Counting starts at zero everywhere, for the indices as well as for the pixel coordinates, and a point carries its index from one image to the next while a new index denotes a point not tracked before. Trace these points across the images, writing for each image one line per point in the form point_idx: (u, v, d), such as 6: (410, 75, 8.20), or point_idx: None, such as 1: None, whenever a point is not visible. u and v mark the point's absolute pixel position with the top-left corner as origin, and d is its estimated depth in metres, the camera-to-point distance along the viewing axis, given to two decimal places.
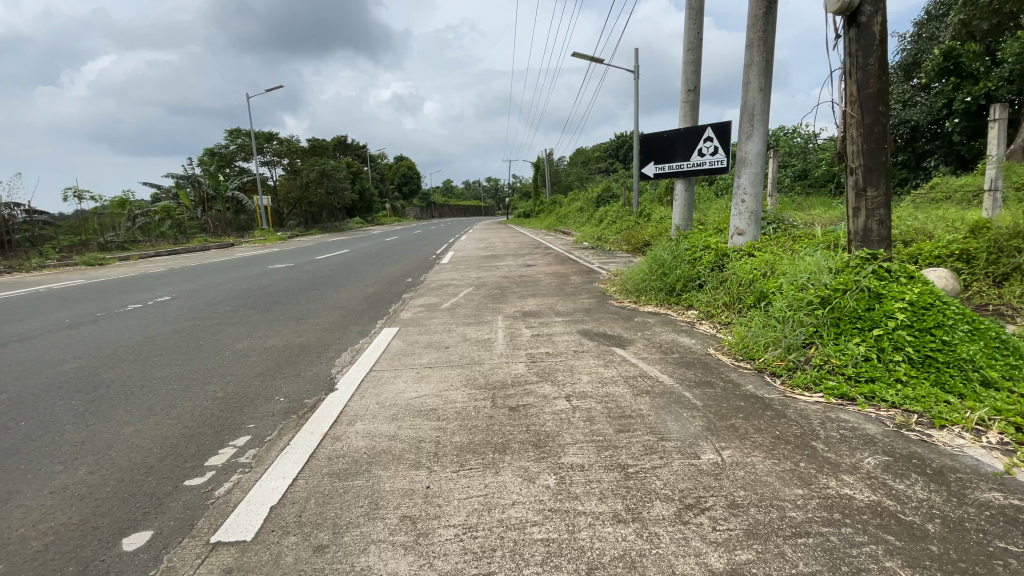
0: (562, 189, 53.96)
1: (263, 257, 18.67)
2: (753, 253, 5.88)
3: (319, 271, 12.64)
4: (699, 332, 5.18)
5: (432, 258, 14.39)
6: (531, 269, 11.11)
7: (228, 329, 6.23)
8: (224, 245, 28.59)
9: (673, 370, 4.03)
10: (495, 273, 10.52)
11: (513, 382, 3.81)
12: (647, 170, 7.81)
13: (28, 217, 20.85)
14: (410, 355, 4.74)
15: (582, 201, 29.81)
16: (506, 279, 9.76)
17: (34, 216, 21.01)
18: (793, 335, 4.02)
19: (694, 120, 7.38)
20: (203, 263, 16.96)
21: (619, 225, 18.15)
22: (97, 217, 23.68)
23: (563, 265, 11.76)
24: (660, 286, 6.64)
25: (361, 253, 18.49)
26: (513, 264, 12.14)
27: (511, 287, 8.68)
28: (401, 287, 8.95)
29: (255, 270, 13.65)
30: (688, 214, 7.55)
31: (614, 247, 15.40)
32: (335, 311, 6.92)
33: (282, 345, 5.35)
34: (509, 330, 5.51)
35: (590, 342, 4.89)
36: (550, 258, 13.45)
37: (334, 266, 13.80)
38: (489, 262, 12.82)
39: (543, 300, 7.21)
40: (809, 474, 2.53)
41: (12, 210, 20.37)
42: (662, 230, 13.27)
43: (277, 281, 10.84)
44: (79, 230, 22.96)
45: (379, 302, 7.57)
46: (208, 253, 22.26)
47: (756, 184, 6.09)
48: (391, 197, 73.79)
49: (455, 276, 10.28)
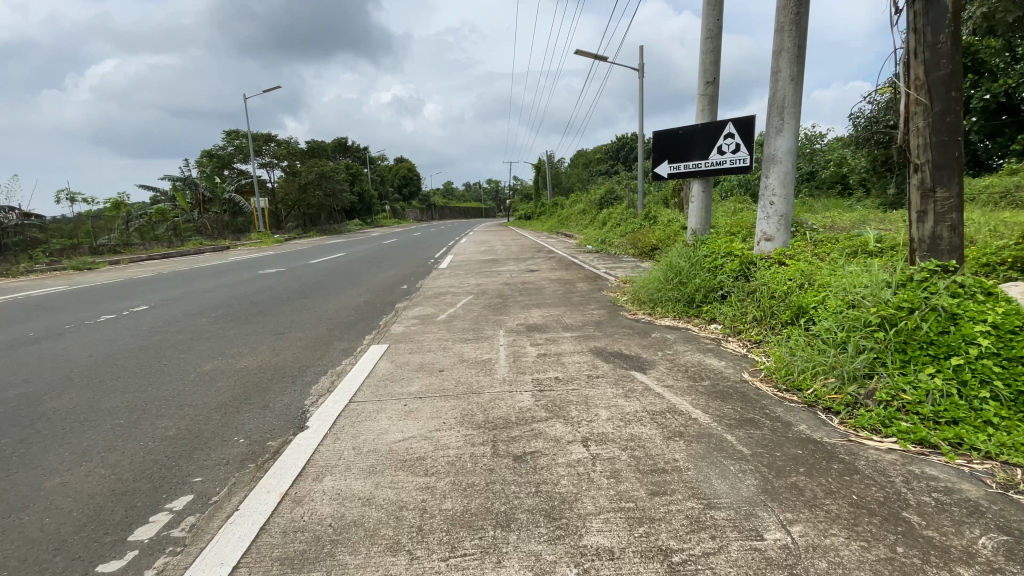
0: (563, 191, 53.53)
1: (257, 261, 18.07)
2: (784, 262, 5.28)
3: (311, 277, 12.02)
4: (727, 352, 4.56)
5: (430, 262, 13.79)
6: (534, 274, 10.49)
7: (201, 346, 5.64)
8: (220, 248, 28.03)
9: (707, 404, 3.40)
10: (496, 279, 9.89)
11: (518, 420, 3.18)
12: (660, 170, 7.16)
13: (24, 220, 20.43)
14: (398, 380, 4.11)
15: (584, 203, 29.18)
16: (508, 286, 9.12)
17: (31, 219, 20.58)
18: (850, 362, 3.41)
19: (713, 115, 6.77)
20: (194, 267, 16.39)
21: (624, 228, 17.53)
22: (90, 220, 23.09)
23: (568, 270, 11.14)
24: (678, 296, 6.02)
25: (358, 258, 17.89)
26: (514, 269, 11.51)
27: (514, 295, 8.07)
28: (395, 296, 8.34)
29: (245, 276, 13.04)
30: (706, 217, 6.98)
31: (620, 250, 14.77)
32: (320, 325, 6.32)
33: (255, 366, 4.74)
34: (511, 349, 4.89)
35: (605, 364, 4.27)
36: (554, 263, 12.82)
37: (328, 272, 13.18)
38: (490, 267, 12.20)
39: (549, 312, 6.59)
40: (913, 566, 1.91)
41: (5, 214, 19.89)
42: (671, 234, 12.66)
43: (264, 288, 10.22)
44: (73, 233, 22.42)
45: (370, 313, 6.96)
46: (202, 256, 21.69)
47: (787, 184, 5.48)
48: (391, 199, 73.22)
49: (454, 283, 9.66)
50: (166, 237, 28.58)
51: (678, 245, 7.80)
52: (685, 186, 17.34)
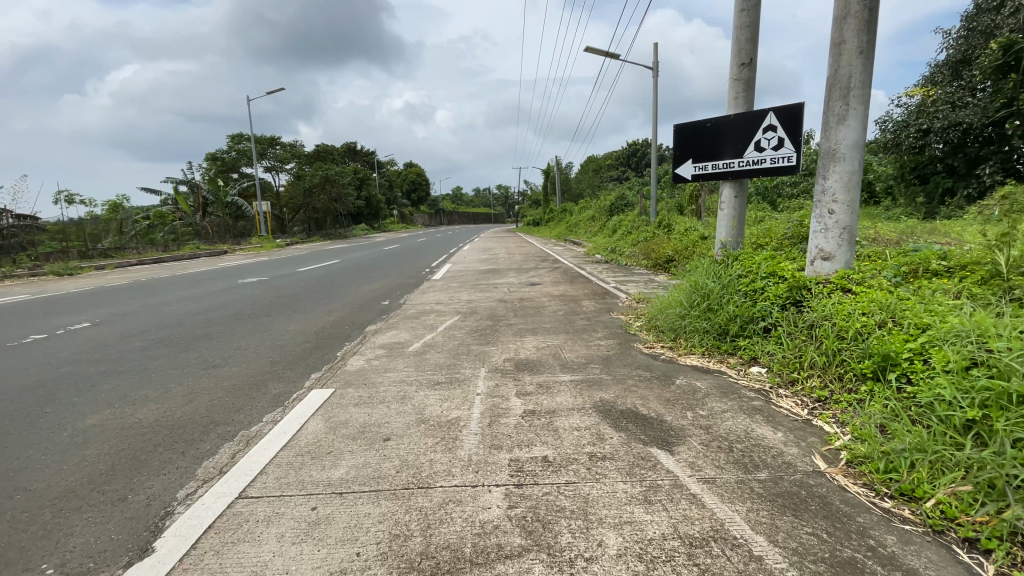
0: (573, 198, 52.42)
1: (246, 268, 17.09)
2: (850, 290, 4.06)
3: (290, 288, 10.93)
4: (781, 416, 3.36)
5: (423, 273, 12.67)
6: (535, 289, 9.29)
7: (108, 382, 4.52)
8: (217, 252, 27.24)
9: (771, 523, 2.20)
10: (491, 294, 8.72)
11: (474, 556, 2.00)
12: (682, 171, 6.04)
13: (19, 222, 19.99)
14: (324, 455, 2.94)
15: (594, 209, 27.98)
16: (502, 303, 7.93)
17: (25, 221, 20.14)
18: (997, 463, 2.26)
19: (748, 105, 5.58)
20: (177, 274, 15.41)
21: (636, 236, 16.28)
22: (82, 221, 22.34)
23: (572, 284, 9.92)
24: (705, 326, 4.84)
25: (351, 265, 16.85)
26: (513, 282, 10.32)
27: (509, 315, 6.88)
28: (370, 314, 7.22)
29: (222, 285, 12.01)
30: (739, 228, 5.73)
31: (631, 261, 13.52)
32: (267, 356, 5.20)
33: (152, 420, 3.59)
34: (490, 401, 3.69)
35: (616, 432, 3.07)
36: (558, 274, 11.61)
37: (310, 282, 12.08)
38: (488, 279, 11.02)
39: (547, 341, 5.38)
40: None
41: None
42: (689, 245, 11.44)
43: (231, 301, 9.14)
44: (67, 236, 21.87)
45: (331, 339, 5.80)
46: (194, 262, 20.79)
47: (851, 187, 4.23)
48: (399, 203, 72.41)
49: (443, 298, 8.50)
50: (164, 240, 27.85)
51: (702, 260, 6.57)
52: (704, 193, 16.10)
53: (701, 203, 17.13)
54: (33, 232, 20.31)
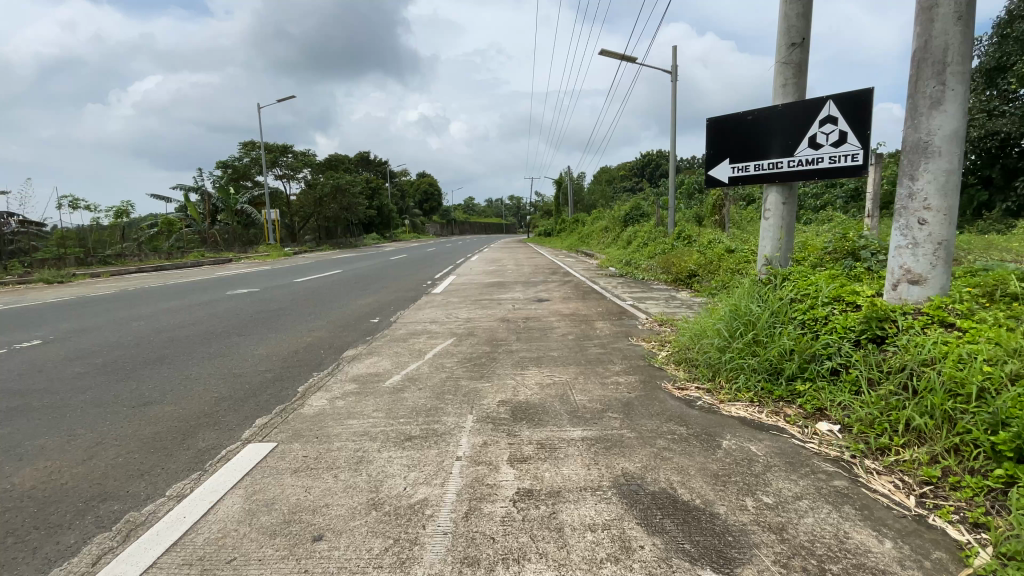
0: (586, 208, 51.48)
1: (243, 278, 16.34)
2: (954, 325, 3.09)
3: (278, 300, 10.14)
4: (879, 507, 2.38)
5: (424, 285, 11.80)
6: (543, 305, 8.34)
7: (10, 424, 3.71)
8: (221, 260, 26.75)
9: None
10: (493, 311, 7.78)
11: None
12: (717, 174, 5.12)
13: (23, 228, 19.97)
14: (221, 567, 2.03)
15: (607, 220, 26.99)
16: (504, 321, 6.98)
17: (30, 227, 20.15)
18: None
19: (799, 93, 4.64)
20: (168, 283, 14.68)
21: (653, 248, 15.30)
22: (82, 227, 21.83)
23: (585, 300, 8.95)
24: (752, 364, 3.90)
25: (353, 275, 16.09)
26: (519, 297, 9.38)
27: (511, 338, 5.93)
28: (352, 334, 6.35)
29: (211, 295, 11.31)
30: (788, 240, 4.75)
31: (649, 275, 12.50)
32: (213, 389, 4.34)
33: (28, 490, 2.78)
34: (472, 468, 2.74)
35: (648, 538, 2.11)
36: (569, 289, 10.64)
37: (304, 293, 11.29)
38: (492, 293, 10.09)
39: (555, 374, 4.43)
40: None
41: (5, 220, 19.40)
42: (713, 259, 10.44)
43: (210, 315, 8.37)
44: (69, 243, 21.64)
45: (298, 368, 4.90)
46: (193, 270, 20.13)
47: (949, 190, 3.24)
48: (411, 213, 72.15)
49: (439, 315, 7.59)
50: (168, 247, 27.33)
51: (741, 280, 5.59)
52: (730, 203, 15.06)
53: (724, 213, 16.08)
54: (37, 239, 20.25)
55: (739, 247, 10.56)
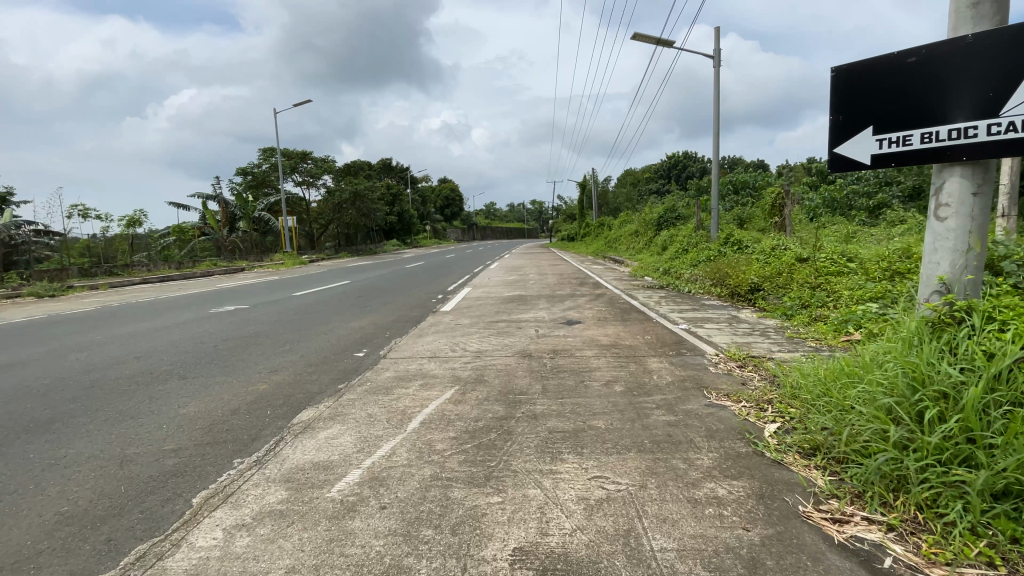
0: (611, 212, 49.53)
1: (244, 290, 15.11)
2: None
3: (262, 320, 8.69)
4: None
5: (434, 300, 10.19)
6: (574, 330, 6.61)
7: None
8: (232, 268, 25.86)
9: None
10: (512, 340, 6.10)
11: None
12: (850, 152, 3.37)
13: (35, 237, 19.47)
14: None
15: (637, 224, 25.01)
16: (525, 358, 5.26)
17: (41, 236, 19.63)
18: None
19: (1000, 15, 2.88)
20: (161, 297, 13.53)
21: (696, 256, 13.49)
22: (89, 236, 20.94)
23: (626, 323, 7.17)
24: (975, 483, 2.13)
25: (360, 286, 14.67)
26: (543, 318, 7.65)
27: (535, 388, 4.24)
28: (323, 379, 4.73)
29: (193, 314, 9.95)
30: (983, 254, 2.96)
31: (696, 287, 10.66)
32: (67, 501, 2.80)
33: None
34: None
35: None
36: (603, 307, 8.87)
37: (296, 310, 9.83)
38: (511, 312, 8.40)
39: (607, 474, 2.72)
40: None
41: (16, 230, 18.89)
42: (780, 270, 8.60)
43: (170, 341, 6.96)
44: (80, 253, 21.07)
45: (221, 446, 3.35)
46: (199, 281, 19.04)
47: None
48: (432, 220, 71.39)
49: (442, 345, 5.94)
50: (181, 256, 26.47)
51: (890, 322, 3.78)
52: (788, 202, 13.10)
53: (781, 214, 14.03)
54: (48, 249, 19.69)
55: (811, 255, 8.68)
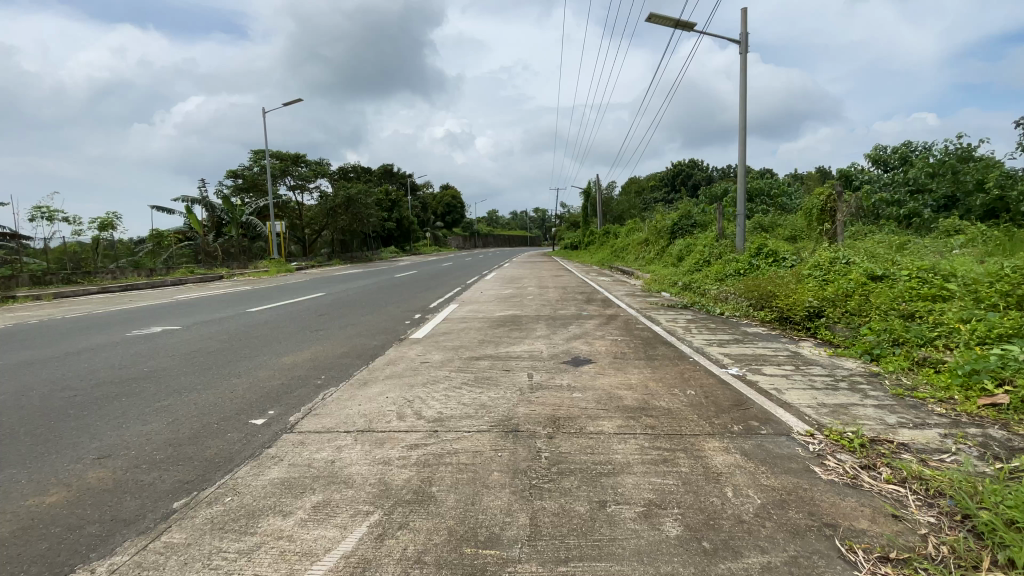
0: (615, 219, 47.65)
1: (204, 302, 13.29)
2: None
3: (181, 347, 6.77)
4: None
5: (407, 321, 8.23)
6: (583, 378, 4.63)
7: None
8: (211, 276, 24.17)
9: None
10: (491, 397, 4.14)
11: None
12: None
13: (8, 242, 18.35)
14: None
15: (646, 231, 23.11)
16: (506, 436, 3.29)
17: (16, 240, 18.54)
18: None
19: None
20: (102, 311, 11.73)
21: (722, 269, 11.59)
22: (74, 240, 20.27)
23: (653, 364, 5.21)
24: None
25: (334, 299, 12.78)
26: (538, 353, 5.69)
27: (516, 525, 2.30)
28: (164, 483, 2.87)
29: (108, 335, 8.06)
30: None
31: (729, 308, 8.72)
32: None
33: None
34: None
35: None
36: (618, 335, 6.91)
37: (234, 332, 7.90)
38: (498, 340, 6.42)
39: None
40: None
41: None
42: (848, 290, 6.64)
43: (22, 384, 5.02)
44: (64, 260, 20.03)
45: None
46: (166, 291, 17.33)
47: None
48: (432, 226, 69.67)
49: (388, 405, 4.00)
50: (155, 262, 24.54)
51: None
52: (837, 207, 11.15)
53: (835, 223, 11.97)
54: (5, 253, 18.13)
55: (887, 272, 6.74)
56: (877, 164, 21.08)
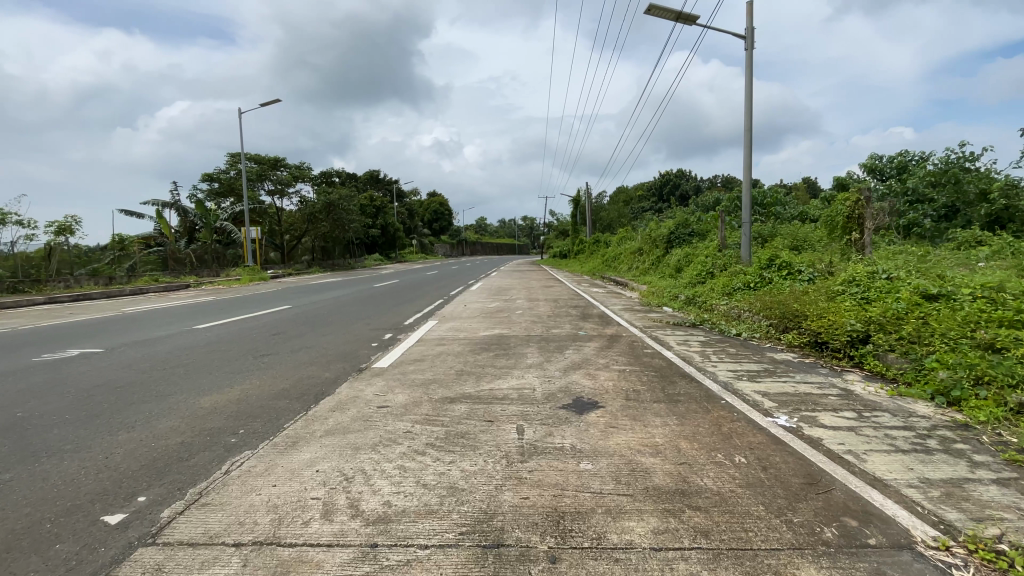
0: (605, 228, 46.91)
1: (155, 315, 11.91)
2: None
3: (85, 379, 5.50)
4: None
5: (372, 343, 6.97)
6: (590, 436, 3.43)
7: None
8: (177, 285, 22.67)
9: None
10: (465, 471, 2.92)
11: None
12: None
13: None
14: None
15: (639, 241, 22.15)
16: (481, 559, 2.10)
17: None
18: None
19: None
20: (34, 326, 10.35)
21: (730, 282, 10.56)
22: (15, 252, 18.37)
23: (678, 410, 4.02)
24: None
25: (299, 312, 11.46)
26: (529, 393, 4.48)
27: None
28: None
29: (13, 359, 6.76)
30: None
31: (746, 328, 7.65)
32: None
33: None
34: None
35: None
36: (625, 364, 5.73)
37: (163, 356, 6.63)
38: (480, 373, 5.19)
39: None
40: None
41: None
42: (899, 311, 5.58)
43: None
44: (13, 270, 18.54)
45: None
46: (123, 302, 15.94)
47: None
48: (419, 233, 68.32)
49: (314, 487, 2.77)
50: (115, 270, 22.80)
51: None
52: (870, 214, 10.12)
53: (862, 235, 10.99)
54: None
55: (943, 290, 5.69)
56: (874, 173, 20.43)
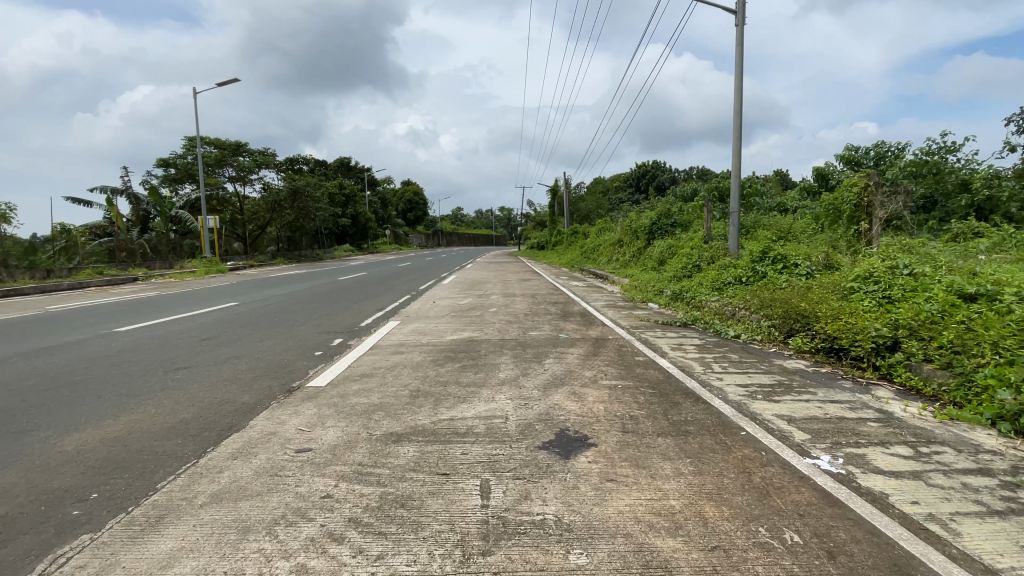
0: (581, 219, 46.18)
1: (80, 314, 10.53)
2: None
3: None
4: None
5: (315, 351, 5.89)
6: (581, 501, 2.47)
7: None
8: (125, 277, 20.94)
9: None
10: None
11: None
12: None
13: None
14: None
15: (618, 232, 21.36)
16: None
17: None
18: None
19: None
20: None
21: (720, 276, 9.78)
22: None
23: (691, 450, 3.10)
24: None
25: (246, 310, 10.25)
26: (497, 425, 3.48)
27: None
28: None
29: None
30: None
31: (745, 328, 6.83)
32: None
33: None
34: None
35: None
36: (615, 378, 4.79)
37: (55, 370, 5.46)
38: (439, 394, 4.17)
39: None
40: None
41: None
42: (931, 314, 4.80)
43: None
44: None
45: None
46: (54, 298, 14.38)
47: None
48: (393, 223, 66.44)
49: None
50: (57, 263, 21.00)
51: None
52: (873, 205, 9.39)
53: (870, 230, 10.25)
54: None
55: (982, 289, 4.92)
56: (852, 164, 20.08)
